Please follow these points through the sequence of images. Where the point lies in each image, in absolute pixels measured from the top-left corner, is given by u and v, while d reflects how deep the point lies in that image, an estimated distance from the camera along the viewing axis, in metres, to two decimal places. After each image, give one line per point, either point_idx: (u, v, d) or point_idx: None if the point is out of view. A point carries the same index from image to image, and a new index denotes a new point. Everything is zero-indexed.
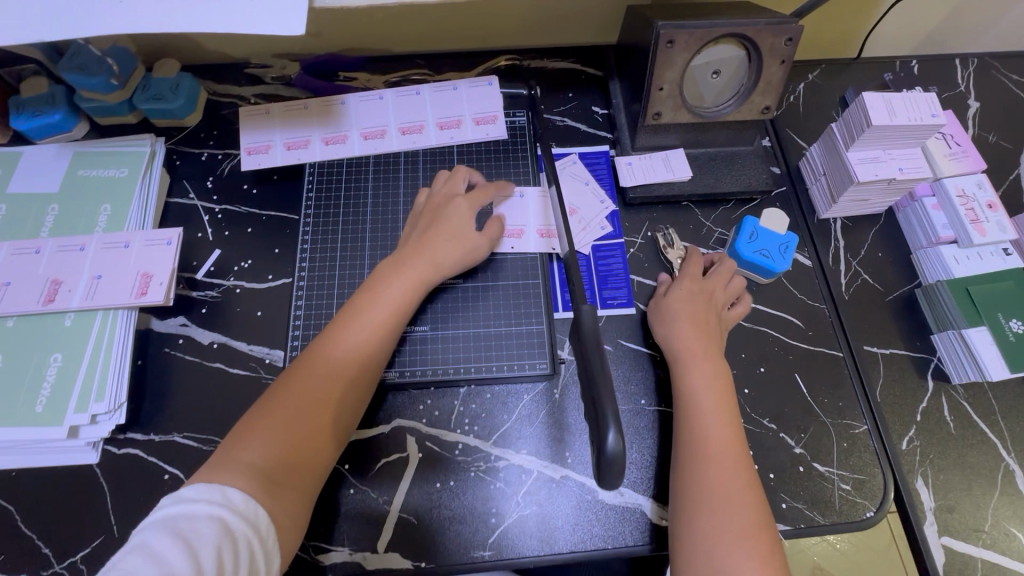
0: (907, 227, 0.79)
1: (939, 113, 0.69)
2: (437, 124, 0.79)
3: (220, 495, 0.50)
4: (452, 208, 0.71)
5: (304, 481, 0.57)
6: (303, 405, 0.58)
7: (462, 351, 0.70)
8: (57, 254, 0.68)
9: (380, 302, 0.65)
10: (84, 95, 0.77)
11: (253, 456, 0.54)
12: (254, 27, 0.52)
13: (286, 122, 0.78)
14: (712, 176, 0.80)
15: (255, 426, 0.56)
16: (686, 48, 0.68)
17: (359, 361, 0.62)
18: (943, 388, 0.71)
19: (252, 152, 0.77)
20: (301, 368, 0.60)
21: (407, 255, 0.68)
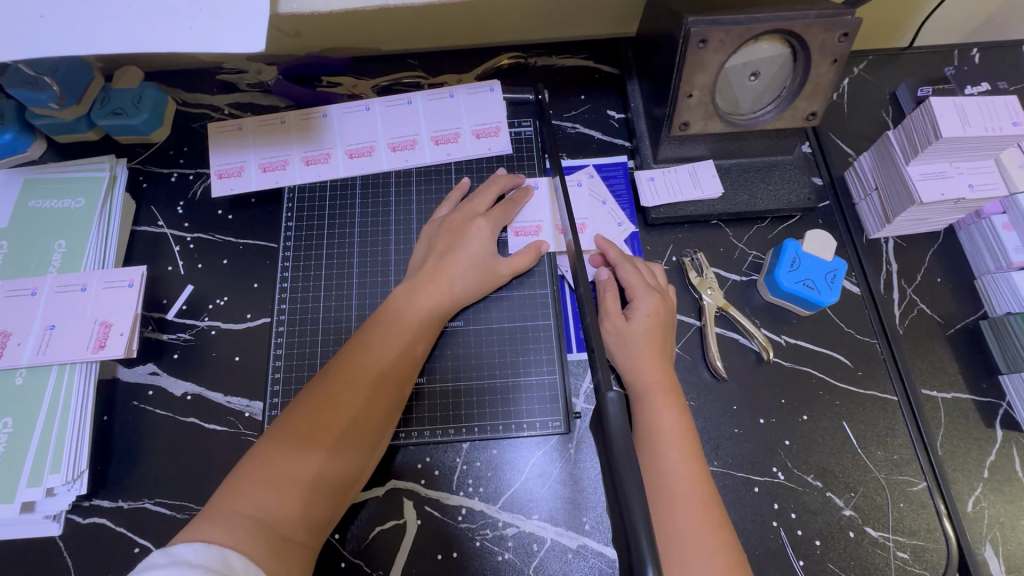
0: (971, 248, 0.69)
1: (1020, 121, 0.60)
2: (432, 138, 0.70)
3: (220, 562, 0.41)
4: (473, 229, 0.63)
5: (308, 539, 0.49)
6: (312, 445, 0.51)
7: (476, 393, 0.62)
8: (5, 300, 0.60)
9: (397, 331, 0.58)
10: (35, 112, 0.68)
11: (251, 508, 0.46)
12: (194, 37, 0.42)
13: (262, 139, 0.69)
14: (746, 192, 0.70)
15: (256, 473, 0.49)
16: (721, 47, 0.58)
17: (376, 396, 0.55)
18: (1013, 438, 0.62)
19: (223, 176, 0.68)
20: (310, 405, 0.53)
21: (424, 277, 0.61)
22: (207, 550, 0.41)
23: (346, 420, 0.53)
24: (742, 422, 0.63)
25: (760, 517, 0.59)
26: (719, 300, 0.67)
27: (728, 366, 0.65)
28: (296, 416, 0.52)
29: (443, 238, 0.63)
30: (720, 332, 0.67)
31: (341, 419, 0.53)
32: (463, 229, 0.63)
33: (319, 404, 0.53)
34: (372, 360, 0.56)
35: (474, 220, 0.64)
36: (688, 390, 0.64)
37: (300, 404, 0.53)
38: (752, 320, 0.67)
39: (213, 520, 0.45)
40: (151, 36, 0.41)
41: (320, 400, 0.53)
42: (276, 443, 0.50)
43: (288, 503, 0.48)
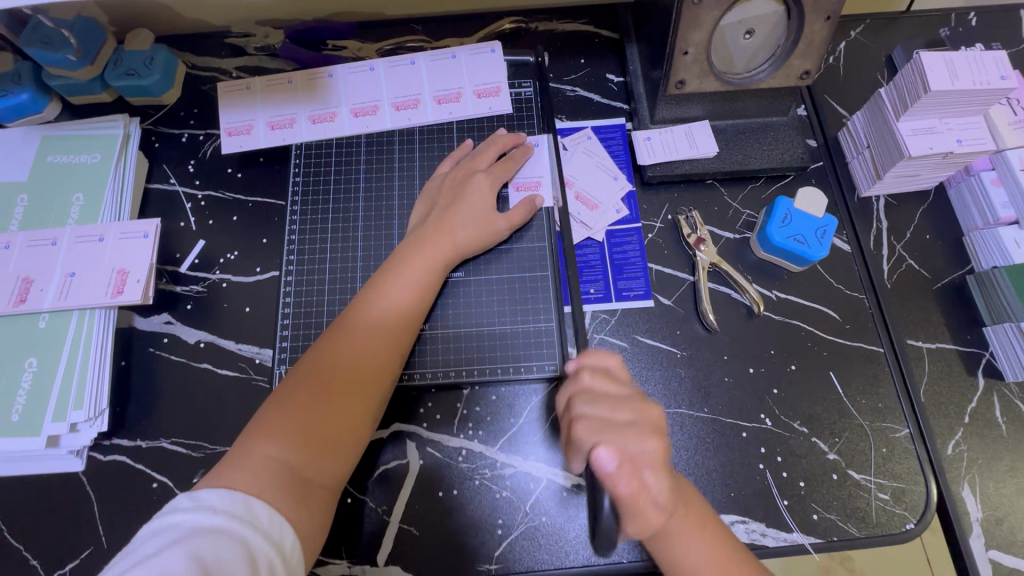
0: (960, 206, 0.70)
1: (1009, 75, 0.61)
2: (434, 98, 0.71)
3: (245, 509, 0.45)
4: (473, 186, 0.65)
5: (328, 482, 0.52)
6: (328, 393, 0.53)
7: (476, 342, 0.65)
8: (28, 250, 0.63)
9: (404, 283, 0.60)
10: (51, 72, 0.71)
11: (275, 452, 0.50)
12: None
13: (269, 99, 0.71)
14: (741, 151, 0.72)
15: (275, 418, 0.52)
16: (716, 4, 0.59)
17: (385, 345, 0.57)
18: (995, 387, 0.64)
19: (232, 134, 0.70)
20: (323, 355, 0.55)
21: (429, 233, 0.63)
22: (232, 497, 0.45)
23: (359, 368, 0.55)
24: (732, 371, 0.65)
25: (746, 460, 0.62)
26: (713, 256, 0.69)
27: (720, 319, 0.67)
28: (310, 366, 0.55)
29: (445, 194, 0.66)
30: (713, 287, 0.69)
31: (353, 368, 0.55)
32: (464, 184, 0.66)
33: (332, 355, 0.55)
34: (381, 311, 0.59)
35: (475, 176, 0.66)
36: (680, 341, 0.67)
37: (314, 355, 0.56)
38: (744, 276, 0.69)
39: (236, 466, 0.48)
40: None
41: (333, 350, 0.56)
42: (293, 393, 0.53)
43: (309, 446, 0.51)
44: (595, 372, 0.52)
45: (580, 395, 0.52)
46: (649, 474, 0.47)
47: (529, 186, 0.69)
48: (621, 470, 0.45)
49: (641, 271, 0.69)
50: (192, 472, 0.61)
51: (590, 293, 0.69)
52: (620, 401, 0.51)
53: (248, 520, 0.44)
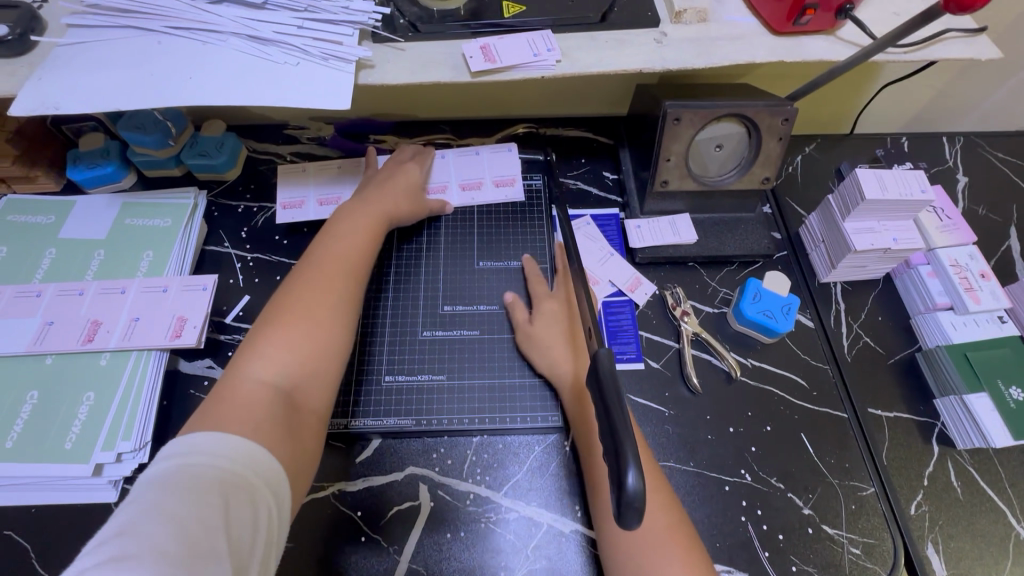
0: (905, 293, 0.82)
1: (928, 190, 0.75)
2: (459, 185, 0.85)
3: (238, 449, 0.49)
4: (403, 171, 0.81)
5: (314, 403, 0.59)
6: (308, 327, 0.61)
7: (481, 394, 0.73)
8: (100, 296, 0.72)
9: (354, 233, 0.72)
10: (137, 150, 0.85)
11: (266, 377, 0.56)
12: (306, 101, 0.61)
13: (321, 181, 0.85)
14: (717, 240, 0.85)
15: (262, 351, 0.59)
16: (692, 124, 0.75)
17: (351, 279, 0.67)
18: (948, 452, 0.72)
19: (287, 208, 0.84)
20: (291, 294, 0.63)
21: (369, 201, 0.76)
22: (235, 437, 0.50)
23: (330, 288, 0.65)
24: (715, 430, 0.73)
25: (730, 512, 0.68)
26: (695, 326, 0.79)
27: (703, 382, 0.76)
28: (283, 312, 0.62)
29: (382, 177, 0.80)
30: (696, 354, 0.79)
31: (329, 305, 0.63)
32: (397, 169, 0.81)
33: (300, 290, 0.64)
34: (342, 249, 0.69)
35: (405, 165, 0.82)
36: (668, 401, 0.75)
37: (283, 304, 0.62)
38: (723, 345, 0.79)
39: (227, 404, 0.53)
40: (279, 97, 0.61)
41: (301, 295, 0.63)
42: (272, 327, 0.61)
43: (295, 370, 0.58)
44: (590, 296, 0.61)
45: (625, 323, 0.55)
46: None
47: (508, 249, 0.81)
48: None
49: (633, 338, 0.79)
50: None
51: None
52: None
53: (243, 461, 0.49)
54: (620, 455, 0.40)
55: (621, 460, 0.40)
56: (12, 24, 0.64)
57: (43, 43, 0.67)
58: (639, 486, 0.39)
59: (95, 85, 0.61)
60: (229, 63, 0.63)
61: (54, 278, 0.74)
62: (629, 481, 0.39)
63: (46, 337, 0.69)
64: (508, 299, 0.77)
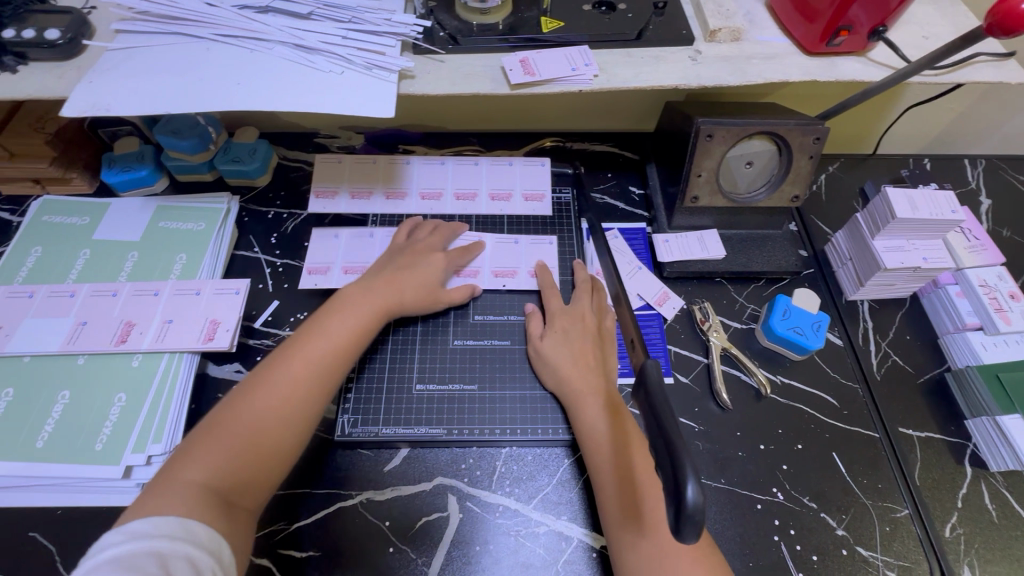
0: (933, 312, 0.82)
1: (958, 210, 0.76)
2: (494, 271, 0.81)
3: (180, 530, 0.49)
4: (427, 259, 0.76)
5: (249, 504, 0.56)
6: (260, 423, 0.58)
7: (500, 405, 0.72)
8: (133, 297, 0.72)
9: (344, 324, 0.66)
10: (171, 155, 0.86)
11: (199, 477, 0.53)
12: (351, 110, 0.62)
13: (351, 247, 0.82)
14: (745, 256, 0.85)
15: (206, 443, 0.56)
16: (724, 141, 0.75)
17: (324, 378, 0.62)
18: (981, 475, 0.71)
19: (312, 272, 0.81)
20: (259, 384, 0.60)
21: (377, 285, 0.71)
22: (165, 522, 0.49)
23: (294, 390, 0.60)
24: (746, 446, 0.72)
25: (762, 531, 0.67)
26: (724, 341, 0.79)
27: (733, 398, 0.76)
28: (243, 401, 0.59)
29: (403, 259, 0.76)
30: (725, 369, 0.78)
31: (285, 405, 0.59)
32: (423, 256, 0.77)
33: (271, 380, 0.60)
34: (320, 346, 0.64)
35: (433, 253, 0.77)
36: (699, 417, 0.74)
37: (248, 389, 0.60)
38: (752, 361, 0.79)
39: (162, 491, 0.52)
40: (324, 106, 0.62)
41: (265, 387, 0.60)
42: (226, 419, 0.57)
43: (232, 473, 0.55)
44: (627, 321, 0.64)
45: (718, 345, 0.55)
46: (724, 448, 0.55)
47: (506, 272, 0.81)
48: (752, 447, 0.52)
49: (661, 351, 0.79)
50: None
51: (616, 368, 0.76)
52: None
53: (185, 539, 0.48)
54: (678, 467, 0.40)
55: (679, 473, 0.39)
56: (63, 29, 0.65)
57: (93, 48, 0.68)
58: (698, 499, 0.39)
59: (144, 89, 0.62)
60: (277, 71, 0.64)
61: (88, 279, 0.74)
62: (688, 493, 0.39)
63: (79, 337, 0.69)
64: (530, 309, 0.78)
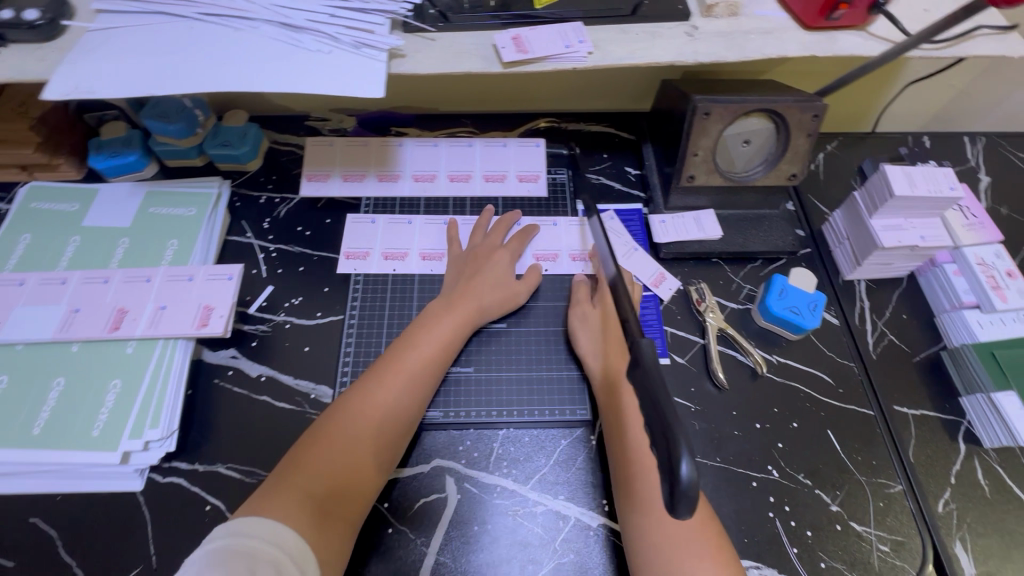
0: (930, 291, 0.82)
1: (957, 187, 0.75)
2: (534, 253, 0.81)
3: (269, 533, 0.53)
4: (495, 260, 0.77)
5: (351, 513, 0.60)
6: (357, 438, 0.62)
7: (507, 387, 0.73)
8: (125, 284, 0.72)
9: (428, 342, 0.70)
10: (159, 139, 0.84)
11: (311, 487, 0.59)
12: (340, 90, 0.61)
13: (388, 233, 0.82)
14: (741, 236, 0.85)
15: (314, 452, 0.61)
16: (721, 118, 0.74)
17: (414, 388, 0.67)
18: (975, 451, 0.72)
19: (350, 257, 0.81)
20: (359, 396, 0.65)
21: (456, 296, 0.74)
22: (262, 522, 0.54)
23: (386, 408, 0.65)
24: (741, 426, 0.73)
25: (757, 508, 0.68)
26: (720, 322, 0.79)
27: (729, 378, 0.76)
28: (342, 415, 0.64)
29: (470, 266, 0.77)
30: (721, 350, 0.78)
31: (377, 422, 0.64)
32: (487, 259, 0.77)
33: (368, 392, 0.65)
34: (407, 367, 0.68)
35: (495, 251, 0.78)
36: (694, 397, 0.75)
37: (345, 405, 0.65)
38: (748, 341, 0.79)
39: (277, 495, 0.57)
40: (312, 86, 0.60)
41: (362, 403, 0.65)
42: (329, 431, 0.62)
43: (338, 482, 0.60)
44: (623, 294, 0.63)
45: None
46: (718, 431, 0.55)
47: (548, 256, 0.82)
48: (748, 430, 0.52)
49: (658, 332, 0.79)
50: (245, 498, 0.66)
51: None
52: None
53: (272, 541, 0.53)
54: (672, 444, 0.40)
55: (673, 450, 0.39)
56: (43, 9, 0.64)
57: (74, 27, 0.66)
58: (692, 474, 0.38)
59: (128, 70, 0.61)
60: (263, 51, 0.63)
61: (78, 266, 0.74)
62: (681, 470, 0.39)
63: (72, 324, 0.68)
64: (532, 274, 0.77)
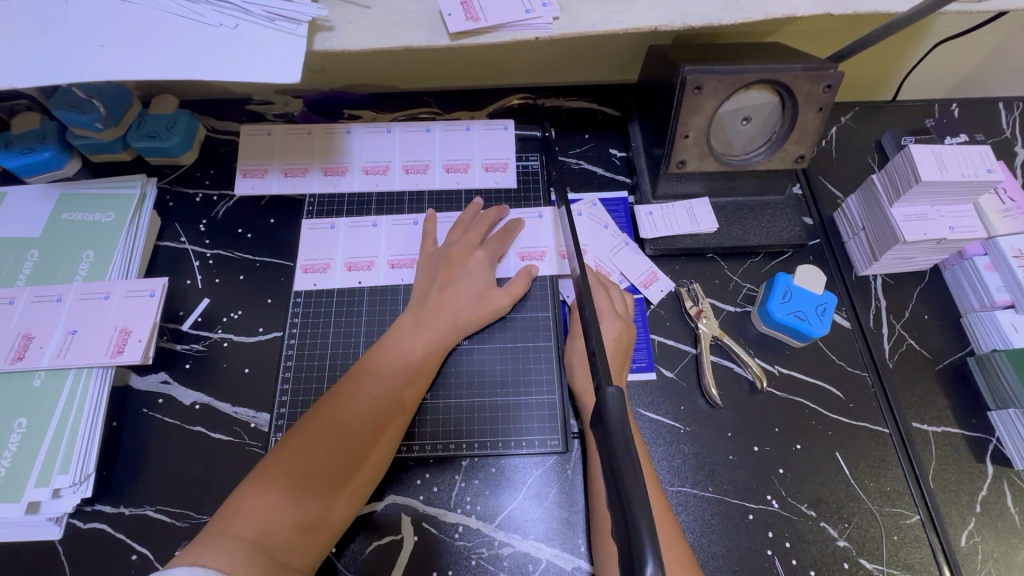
0: (956, 288, 0.72)
1: (995, 168, 0.64)
2: (518, 253, 0.71)
3: None
4: (473, 262, 0.67)
5: (301, 564, 0.50)
6: (310, 478, 0.52)
7: (476, 412, 0.64)
8: (31, 305, 0.63)
9: (398, 363, 0.60)
10: (76, 132, 0.73)
11: (250, 532, 0.48)
12: (249, 74, 0.50)
13: (352, 238, 0.72)
14: (740, 228, 0.74)
15: (256, 491, 0.51)
16: (715, 94, 0.63)
17: (379, 417, 0.57)
18: (1004, 474, 0.63)
19: (309, 271, 0.70)
20: (313, 424, 0.55)
21: (428, 308, 0.64)
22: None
23: (347, 441, 0.55)
24: (736, 449, 0.64)
25: (754, 545, 0.60)
26: (715, 329, 0.69)
27: (724, 394, 0.67)
28: (293, 448, 0.54)
29: (443, 271, 0.66)
30: (715, 361, 0.69)
31: (336, 458, 0.54)
32: (463, 262, 0.67)
33: (324, 420, 0.56)
34: (372, 395, 0.58)
35: (473, 252, 0.67)
36: (684, 417, 0.66)
37: (298, 435, 0.55)
38: (746, 350, 0.69)
39: (211, 544, 0.47)
40: (214, 70, 0.50)
41: (318, 435, 0.54)
42: (276, 467, 0.52)
43: (286, 528, 0.50)
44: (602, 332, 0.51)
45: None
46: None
47: (534, 255, 0.71)
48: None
49: (644, 342, 0.69)
50: (176, 545, 0.58)
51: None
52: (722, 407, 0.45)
53: None
54: (633, 538, 0.33)
55: (635, 546, 0.33)
56: None
57: None
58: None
59: None
60: (156, 27, 0.51)
61: None
62: (645, 574, 0.31)
63: None
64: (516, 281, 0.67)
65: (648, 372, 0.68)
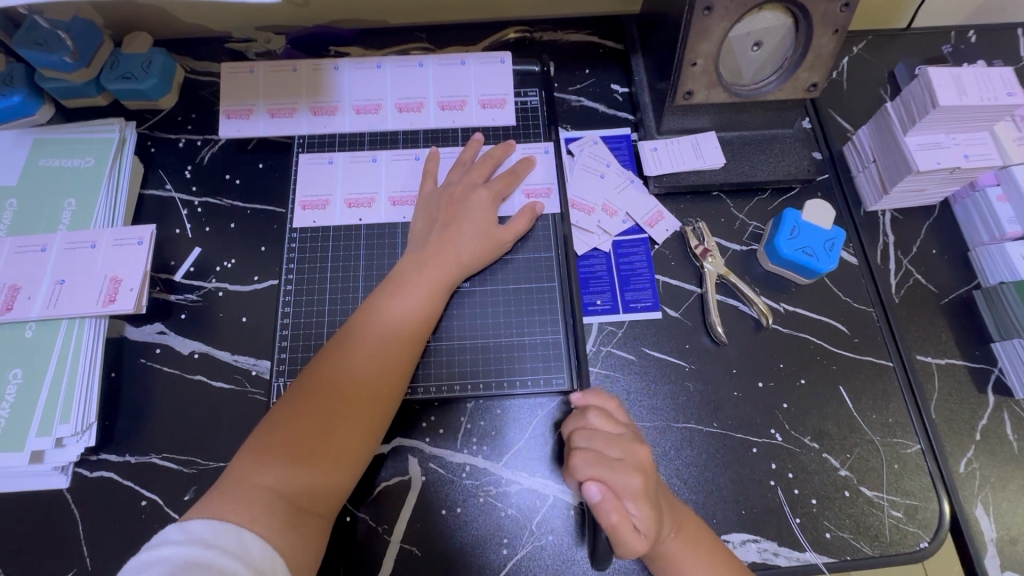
0: (965, 221, 0.70)
1: (1016, 91, 0.62)
2: (524, 190, 0.68)
3: (236, 542, 0.44)
4: (475, 201, 0.64)
5: (324, 508, 0.51)
6: (326, 425, 0.52)
7: (483, 354, 0.63)
8: (15, 255, 0.62)
9: (402, 307, 0.59)
10: (45, 73, 0.69)
11: (269, 481, 0.48)
12: None
13: (350, 174, 0.69)
14: (748, 163, 0.71)
15: (271, 442, 0.51)
16: (726, 15, 0.59)
17: (388, 360, 0.56)
18: (1005, 403, 0.64)
19: (308, 208, 0.67)
20: (323, 373, 0.54)
21: (430, 250, 0.62)
22: (224, 529, 0.44)
23: (359, 386, 0.54)
24: (741, 386, 0.64)
25: (758, 477, 0.61)
26: (721, 268, 0.68)
27: (729, 332, 0.66)
28: (304, 400, 0.53)
29: (443, 212, 0.64)
30: (720, 300, 0.68)
31: (350, 405, 0.53)
32: (463, 201, 0.64)
33: (333, 369, 0.55)
34: (379, 339, 0.57)
35: (475, 190, 0.65)
36: (689, 355, 0.65)
37: (308, 386, 0.54)
38: (752, 288, 0.68)
39: (232, 495, 0.47)
40: None
41: (329, 384, 0.54)
42: (290, 418, 0.52)
43: (306, 475, 0.50)
44: (599, 413, 0.55)
45: (580, 431, 0.55)
46: (630, 503, 0.50)
47: (541, 192, 0.68)
48: (609, 502, 0.49)
49: (648, 282, 0.68)
50: (184, 490, 0.59)
51: (597, 304, 0.67)
52: (615, 438, 0.54)
53: (235, 548, 0.43)
54: None
55: None
56: None
57: None
58: None
59: None
60: None
61: None
62: None
63: None
64: (524, 219, 0.65)
65: (652, 312, 0.67)
